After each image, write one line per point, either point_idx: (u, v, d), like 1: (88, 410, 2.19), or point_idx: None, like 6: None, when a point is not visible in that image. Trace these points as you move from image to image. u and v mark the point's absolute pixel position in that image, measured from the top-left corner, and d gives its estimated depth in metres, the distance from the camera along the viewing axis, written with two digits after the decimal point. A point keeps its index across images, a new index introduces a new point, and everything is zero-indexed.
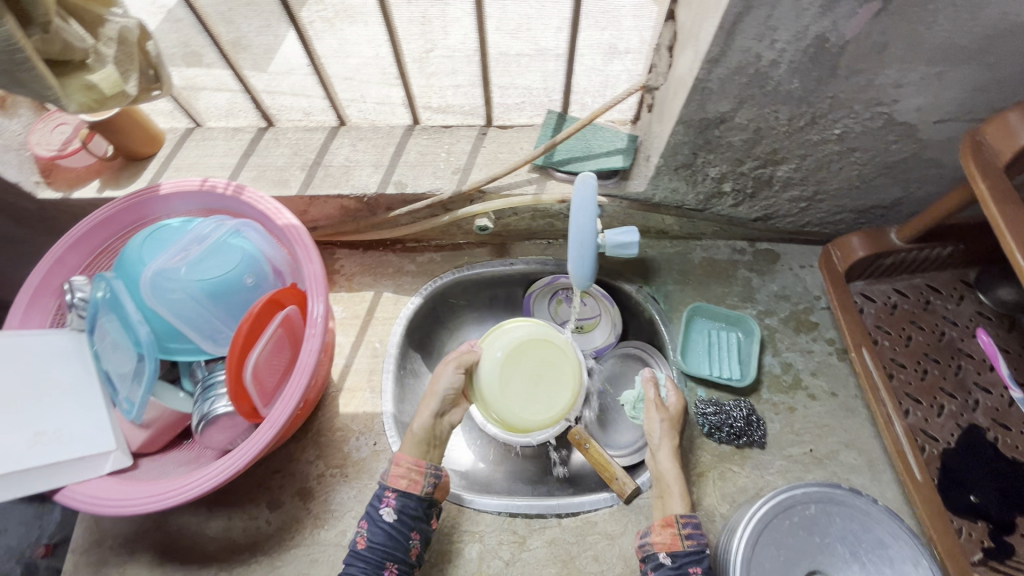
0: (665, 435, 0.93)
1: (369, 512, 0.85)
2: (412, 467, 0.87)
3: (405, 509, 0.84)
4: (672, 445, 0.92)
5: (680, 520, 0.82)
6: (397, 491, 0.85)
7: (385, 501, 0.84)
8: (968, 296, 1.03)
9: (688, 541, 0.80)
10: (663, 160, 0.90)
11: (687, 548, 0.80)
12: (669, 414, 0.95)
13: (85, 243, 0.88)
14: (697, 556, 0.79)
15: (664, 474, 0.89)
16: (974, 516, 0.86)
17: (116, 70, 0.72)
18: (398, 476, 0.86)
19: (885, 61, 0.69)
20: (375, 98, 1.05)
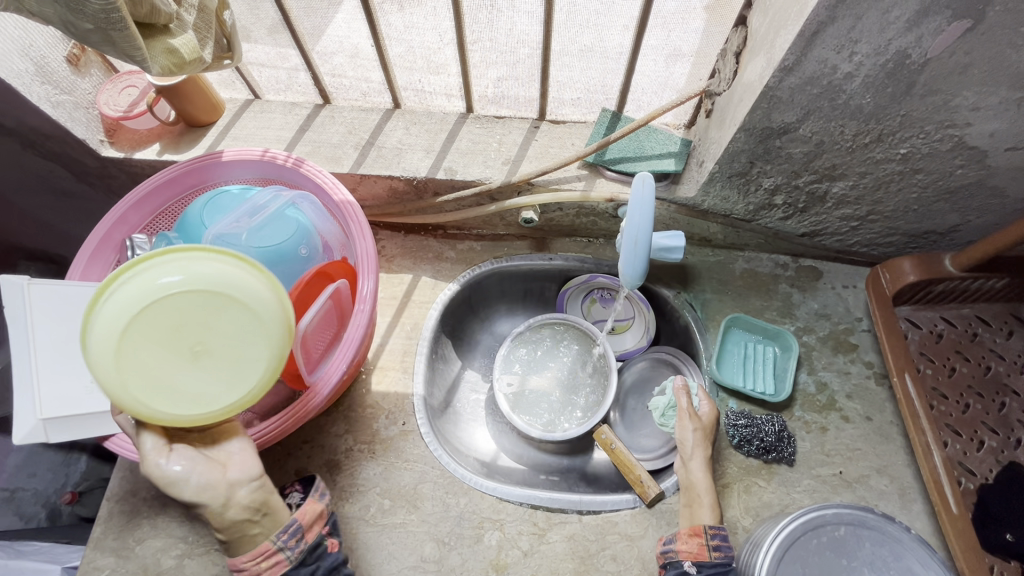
0: (698, 445, 0.93)
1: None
2: (253, 560, 0.70)
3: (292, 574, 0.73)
4: (704, 456, 0.92)
5: (709, 531, 0.83)
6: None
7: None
8: (1017, 331, 1.00)
9: (716, 552, 0.81)
10: (718, 167, 0.90)
11: (714, 559, 0.80)
12: (702, 423, 0.95)
13: (148, 202, 0.91)
14: (724, 568, 0.80)
15: (694, 484, 0.90)
16: (1008, 555, 0.84)
17: (194, 37, 0.74)
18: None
19: (966, 82, 0.68)
20: (433, 83, 1.06)
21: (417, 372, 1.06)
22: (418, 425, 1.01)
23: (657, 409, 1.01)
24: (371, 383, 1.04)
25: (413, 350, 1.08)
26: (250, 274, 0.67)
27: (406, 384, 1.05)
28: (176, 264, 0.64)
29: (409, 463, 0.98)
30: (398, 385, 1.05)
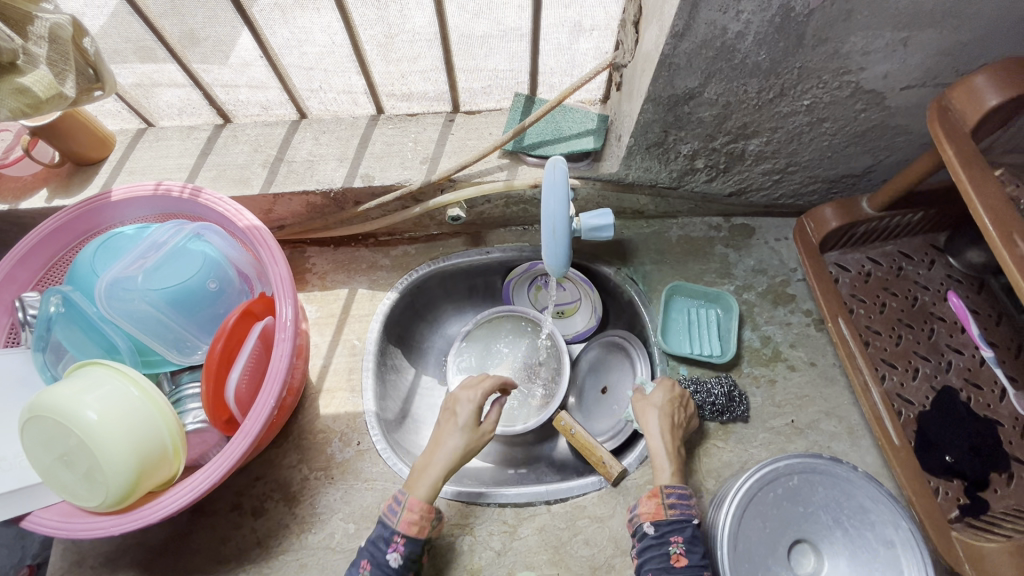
0: (656, 412, 0.91)
1: (373, 552, 0.78)
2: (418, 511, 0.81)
3: (412, 554, 0.80)
4: (665, 423, 0.89)
5: (665, 490, 0.83)
6: (406, 537, 0.79)
7: (393, 545, 0.79)
8: (938, 260, 1.04)
9: (671, 510, 0.81)
10: (635, 139, 0.89)
11: (669, 517, 0.81)
12: (665, 394, 0.93)
13: (37, 255, 0.85)
14: (680, 525, 0.80)
15: (654, 446, 0.88)
16: (951, 475, 0.88)
17: (50, 72, 0.68)
18: (409, 521, 0.80)
19: (851, 27, 0.69)
20: (335, 89, 1.02)
21: (366, 389, 1.01)
22: (373, 443, 0.97)
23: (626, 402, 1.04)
24: (319, 407, 1.00)
25: (359, 366, 1.04)
26: (140, 411, 0.67)
27: (356, 403, 1.01)
28: (89, 393, 0.66)
29: (370, 481, 0.94)
30: (348, 405, 1.01)
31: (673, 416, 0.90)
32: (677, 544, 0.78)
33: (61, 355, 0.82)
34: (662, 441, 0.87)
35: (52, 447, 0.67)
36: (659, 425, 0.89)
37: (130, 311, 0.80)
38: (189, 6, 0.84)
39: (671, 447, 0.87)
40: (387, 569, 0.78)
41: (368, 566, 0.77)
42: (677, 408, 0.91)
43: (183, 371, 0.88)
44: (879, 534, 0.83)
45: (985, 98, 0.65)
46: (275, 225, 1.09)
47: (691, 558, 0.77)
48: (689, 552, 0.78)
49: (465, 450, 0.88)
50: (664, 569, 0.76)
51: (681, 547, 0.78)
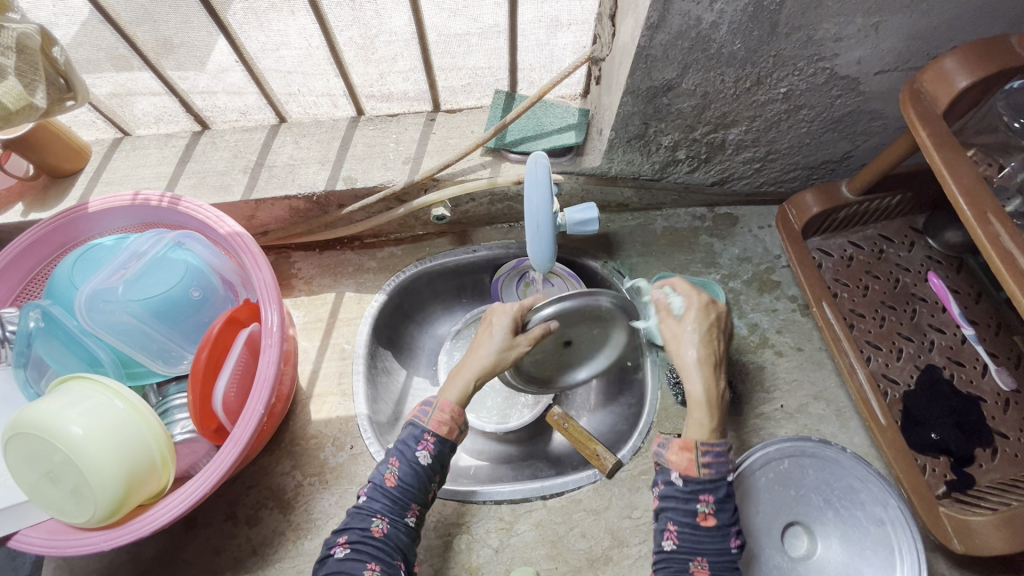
0: (691, 343, 0.80)
1: (402, 450, 0.80)
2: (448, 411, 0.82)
3: (440, 455, 0.81)
4: (702, 362, 0.79)
5: (702, 447, 0.75)
6: (436, 436, 0.81)
7: (422, 443, 0.80)
8: (918, 242, 1.06)
9: (705, 469, 0.75)
10: (615, 132, 0.89)
11: (703, 475, 0.75)
12: (697, 312, 0.81)
13: (13, 270, 0.83)
14: (710, 484, 0.74)
15: (688, 378, 0.79)
16: (937, 451, 0.89)
17: (19, 83, 0.67)
18: (439, 421, 0.82)
19: (823, 15, 0.70)
20: (314, 92, 1.01)
21: (357, 392, 1.00)
22: (366, 445, 0.96)
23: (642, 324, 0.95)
24: (310, 413, 0.99)
25: (349, 369, 1.03)
26: (128, 424, 0.66)
27: (347, 407, 1.00)
28: (74, 408, 0.65)
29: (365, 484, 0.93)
30: (339, 409, 1.00)
31: (713, 345, 0.80)
32: (706, 503, 0.74)
33: (43, 370, 0.80)
34: (700, 380, 0.78)
35: (37, 463, 0.66)
36: (699, 358, 0.79)
37: (111, 323, 0.79)
38: (161, 13, 0.83)
39: (710, 383, 0.78)
40: (417, 466, 0.79)
41: (396, 462, 0.79)
42: (708, 330, 0.81)
43: (170, 382, 0.87)
44: (869, 513, 0.85)
45: (955, 80, 0.67)
46: (259, 231, 1.08)
47: (719, 518, 0.74)
48: (719, 511, 0.74)
49: (495, 364, 0.86)
50: (689, 525, 0.73)
51: (710, 506, 0.74)
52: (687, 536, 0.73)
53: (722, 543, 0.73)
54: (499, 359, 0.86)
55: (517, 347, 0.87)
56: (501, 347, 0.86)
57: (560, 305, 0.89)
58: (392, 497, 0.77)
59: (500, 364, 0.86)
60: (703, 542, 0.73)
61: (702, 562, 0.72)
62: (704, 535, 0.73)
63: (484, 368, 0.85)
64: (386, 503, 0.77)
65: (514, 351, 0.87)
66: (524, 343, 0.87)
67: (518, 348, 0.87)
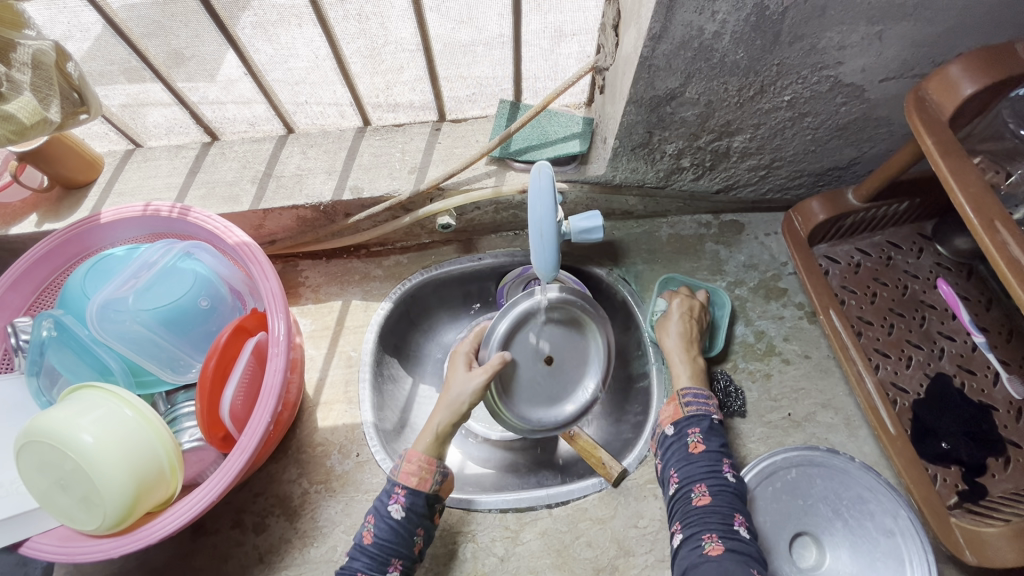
0: (672, 332, 0.96)
1: (378, 507, 0.81)
2: (416, 462, 0.84)
3: (415, 506, 0.81)
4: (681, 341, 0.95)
5: (682, 393, 0.90)
6: (406, 488, 0.82)
7: (393, 497, 0.81)
8: (927, 248, 1.05)
9: (688, 408, 0.88)
10: (619, 141, 0.90)
11: (687, 414, 0.87)
12: (683, 313, 0.97)
13: (26, 280, 0.85)
14: (697, 419, 0.86)
15: (671, 355, 0.95)
16: (947, 461, 0.88)
17: (34, 98, 0.69)
18: (408, 472, 0.83)
19: (826, 23, 0.70)
20: (320, 103, 1.02)
21: (363, 400, 1.01)
22: (372, 453, 0.96)
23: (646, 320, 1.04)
24: (316, 420, 1.00)
25: (355, 378, 1.04)
26: (137, 433, 0.67)
27: (354, 414, 1.01)
28: (85, 417, 0.66)
29: (371, 492, 0.94)
30: (346, 417, 1.01)
31: (692, 330, 0.96)
32: (694, 435, 0.84)
33: (55, 379, 0.81)
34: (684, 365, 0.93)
35: (48, 471, 0.67)
36: (675, 340, 0.95)
37: (122, 333, 0.81)
38: (171, 28, 0.85)
39: (689, 356, 0.94)
40: (391, 521, 0.79)
41: (372, 520, 0.80)
42: (691, 325, 0.96)
43: (178, 391, 0.88)
44: (879, 523, 0.84)
45: (961, 87, 0.66)
46: (267, 240, 1.09)
47: (708, 445, 0.83)
48: (707, 439, 0.83)
49: (457, 400, 0.88)
50: (684, 457, 0.83)
51: (698, 436, 0.84)
52: (683, 468, 0.82)
53: (716, 468, 0.81)
54: (457, 394, 0.89)
55: (474, 376, 0.90)
56: (460, 382, 0.90)
57: (512, 315, 0.93)
58: (370, 555, 0.78)
59: (458, 400, 0.88)
60: (697, 469, 0.81)
61: (702, 490, 0.79)
62: (698, 461, 0.82)
63: (448, 409, 0.88)
64: (366, 562, 0.77)
65: (473, 381, 0.89)
66: (480, 372, 0.90)
67: (474, 378, 0.89)
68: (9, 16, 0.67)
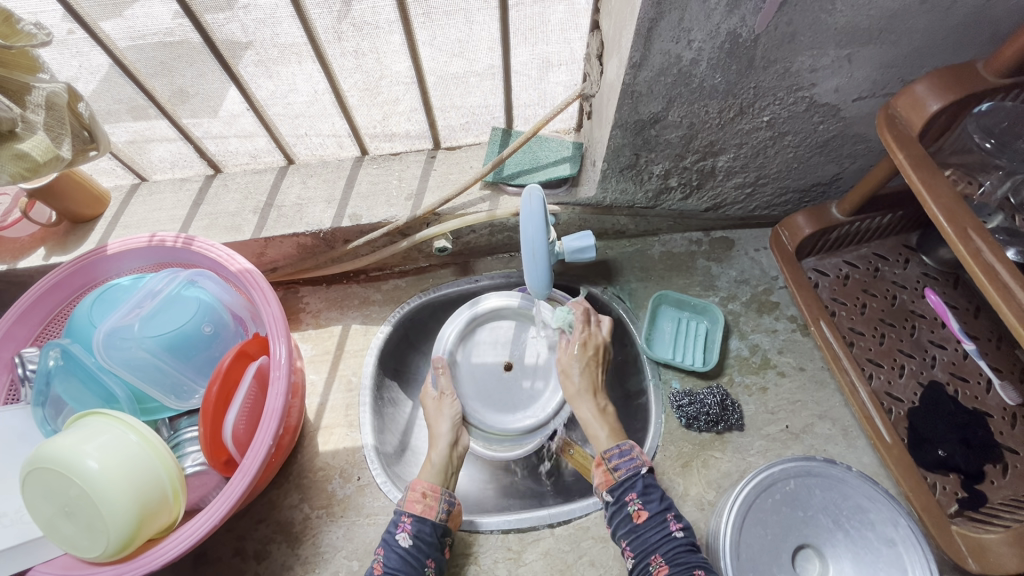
0: (574, 377, 0.97)
1: (386, 538, 0.84)
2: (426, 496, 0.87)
3: (422, 534, 0.83)
4: (588, 389, 0.97)
5: (606, 456, 0.86)
6: (412, 516, 0.85)
7: (401, 526, 0.84)
8: (913, 259, 1.07)
9: (617, 472, 0.84)
10: (608, 164, 0.93)
11: (619, 479, 0.84)
12: (580, 346, 0.99)
13: (34, 312, 0.87)
14: (630, 482, 0.83)
15: (588, 422, 0.93)
16: (945, 469, 0.88)
17: (47, 137, 0.72)
18: (413, 500, 0.86)
19: (797, 48, 0.74)
20: (319, 137, 1.06)
21: (363, 423, 1.02)
22: (372, 477, 0.97)
23: (640, 336, 1.06)
24: (317, 445, 1.01)
25: (356, 401, 1.05)
26: (143, 457, 0.69)
27: (355, 438, 1.01)
28: (90, 443, 0.67)
29: (372, 517, 0.94)
30: (347, 440, 1.01)
31: (595, 373, 0.98)
32: (633, 502, 0.82)
33: (60, 408, 0.83)
34: (588, 406, 0.95)
35: (51, 496, 0.68)
36: (578, 391, 0.96)
37: (126, 360, 0.82)
38: (176, 69, 0.87)
39: (597, 413, 0.94)
40: (400, 550, 0.82)
41: (383, 550, 0.82)
42: (584, 362, 0.98)
43: (181, 416, 0.89)
44: (879, 533, 0.84)
45: (928, 104, 0.70)
46: (268, 267, 1.12)
47: (649, 508, 0.81)
48: (646, 503, 0.81)
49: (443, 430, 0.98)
50: (631, 529, 0.81)
51: (638, 502, 0.82)
52: (635, 541, 0.80)
53: (662, 530, 0.79)
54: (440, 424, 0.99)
55: (446, 405, 1.01)
56: (438, 412, 1.00)
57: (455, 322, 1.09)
58: None
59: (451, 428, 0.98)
60: (648, 539, 0.79)
61: (658, 560, 0.77)
62: (645, 530, 0.80)
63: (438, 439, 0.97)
64: None
65: (448, 411, 1.00)
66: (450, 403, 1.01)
67: (449, 407, 1.01)
68: (24, 61, 0.71)
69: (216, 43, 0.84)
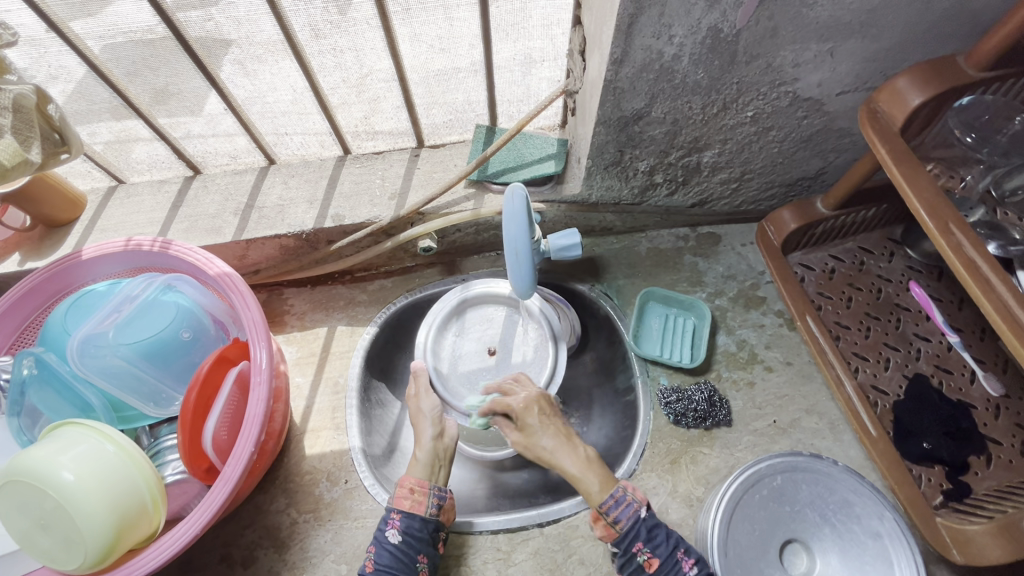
0: (540, 435, 0.88)
1: (377, 537, 0.83)
2: (417, 491, 0.86)
3: (411, 529, 0.83)
4: (557, 439, 0.87)
5: (602, 511, 0.80)
6: (402, 512, 0.84)
7: (391, 523, 0.84)
8: (898, 252, 1.08)
9: (618, 525, 0.79)
10: (592, 161, 0.92)
11: (621, 530, 0.79)
12: (525, 406, 0.90)
13: (8, 320, 0.86)
14: (632, 533, 0.78)
15: (569, 474, 0.84)
16: (930, 461, 0.89)
17: (15, 140, 0.70)
18: (402, 498, 0.86)
19: (779, 43, 0.74)
20: (300, 137, 1.05)
21: (350, 426, 1.01)
22: (360, 480, 0.96)
23: (628, 333, 1.06)
24: (304, 449, 0.99)
25: (342, 404, 1.04)
26: (122, 468, 0.67)
27: (342, 441, 1.00)
28: (66, 455, 0.65)
29: (360, 520, 0.93)
30: (334, 443, 1.00)
31: (550, 417, 0.90)
32: (642, 552, 0.78)
33: (37, 418, 0.82)
34: (567, 458, 0.85)
35: (26, 509, 0.66)
36: (551, 445, 0.87)
37: (102, 367, 0.81)
38: (150, 69, 0.85)
39: (580, 462, 0.84)
40: (390, 546, 0.82)
41: (373, 549, 0.82)
42: (541, 412, 0.90)
43: (162, 424, 0.89)
44: (865, 526, 0.85)
45: (910, 98, 0.70)
46: (251, 270, 1.11)
47: (659, 555, 0.77)
48: (655, 551, 0.77)
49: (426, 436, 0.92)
50: None
51: (647, 551, 0.78)
52: None
53: (677, 573, 0.77)
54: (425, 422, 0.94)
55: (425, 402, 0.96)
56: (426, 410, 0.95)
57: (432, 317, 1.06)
58: None
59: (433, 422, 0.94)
60: None
61: None
62: None
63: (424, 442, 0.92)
64: None
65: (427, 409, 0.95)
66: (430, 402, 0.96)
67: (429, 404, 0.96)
68: None
69: (190, 42, 0.82)
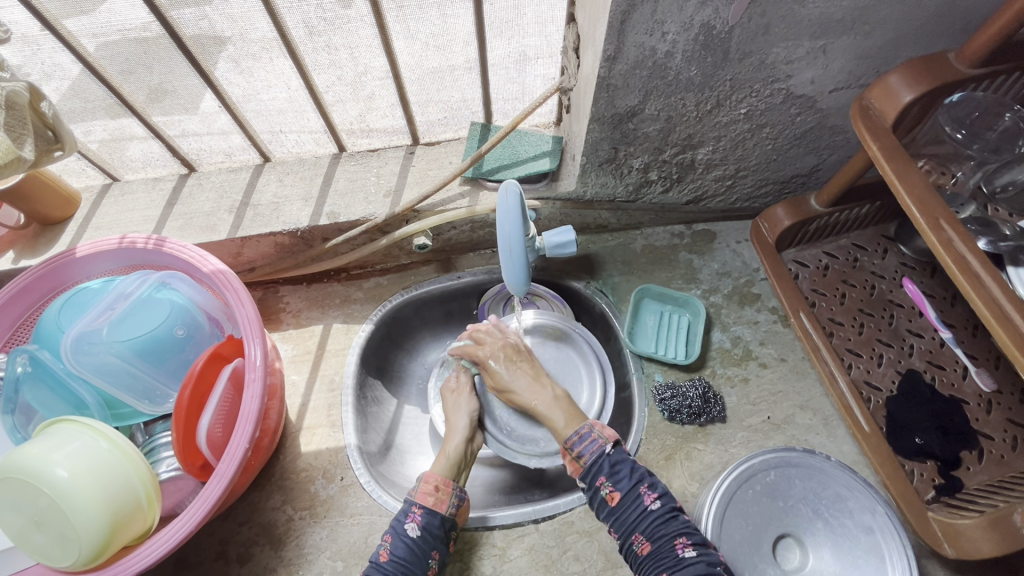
0: (516, 386, 0.97)
1: (395, 527, 0.84)
2: (439, 488, 0.87)
3: (430, 526, 0.83)
4: (528, 382, 0.96)
5: (569, 445, 0.87)
6: (423, 507, 0.85)
7: (410, 516, 0.84)
8: (891, 249, 1.08)
9: (580, 458, 0.85)
10: (587, 158, 0.92)
11: (585, 465, 0.85)
12: (500, 356, 0.99)
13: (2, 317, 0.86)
14: (595, 466, 0.84)
15: (545, 416, 0.93)
16: (923, 456, 0.89)
17: (9, 138, 0.69)
18: (426, 492, 0.86)
19: (772, 40, 0.74)
20: (295, 135, 1.05)
21: (347, 423, 1.01)
22: (356, 477, 0.96)
23: (623, 330, 1.06)
24: (300, 446, 1.00)
25: (338, 401, 1.04)
26: (115, 464, 0.67)
27: (338, 438, 1.01)
28: (60, 452, 0.65)
29: (355, 517, 0.93)
30: (330, 440, 1.00)
31: (526, 367, 0.98)
32: (605, 486, 0.82)
33: (31, 415, 0.81)
34: (540, 402, 0.94)
35: (20, 506, 0.66)
36: (527, 392, 0.96)
37: (96, 364, 0.80)
38: (144, 66, 0.85)
39: (550, 401, 0.94)
40: (408, 539, 0.82)
41: (389, 538, 0.83)
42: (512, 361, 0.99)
43: (156, 421, 0.89)
44: (858, 521, 0.86)
45: (901, 94, 0.70)
46: (246, 268, 1.11)
47: (621, 489, 0.81)
48: (617, 484, 0.82)
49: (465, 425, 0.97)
50: (610, 511, 0.82)
51: (609, 485, 0.82)
52: (616, 522, 0.82)
53: (638, 506, 0.80)
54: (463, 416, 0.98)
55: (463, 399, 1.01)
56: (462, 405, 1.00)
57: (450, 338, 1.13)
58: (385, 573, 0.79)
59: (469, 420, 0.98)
60: (627, 518, 0.81)
61: (639, 538, 0.79)
62: (622, 511, 0.81)
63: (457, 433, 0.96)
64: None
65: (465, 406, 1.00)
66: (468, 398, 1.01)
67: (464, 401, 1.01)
68: None
69: (184, 39, 0.82)
